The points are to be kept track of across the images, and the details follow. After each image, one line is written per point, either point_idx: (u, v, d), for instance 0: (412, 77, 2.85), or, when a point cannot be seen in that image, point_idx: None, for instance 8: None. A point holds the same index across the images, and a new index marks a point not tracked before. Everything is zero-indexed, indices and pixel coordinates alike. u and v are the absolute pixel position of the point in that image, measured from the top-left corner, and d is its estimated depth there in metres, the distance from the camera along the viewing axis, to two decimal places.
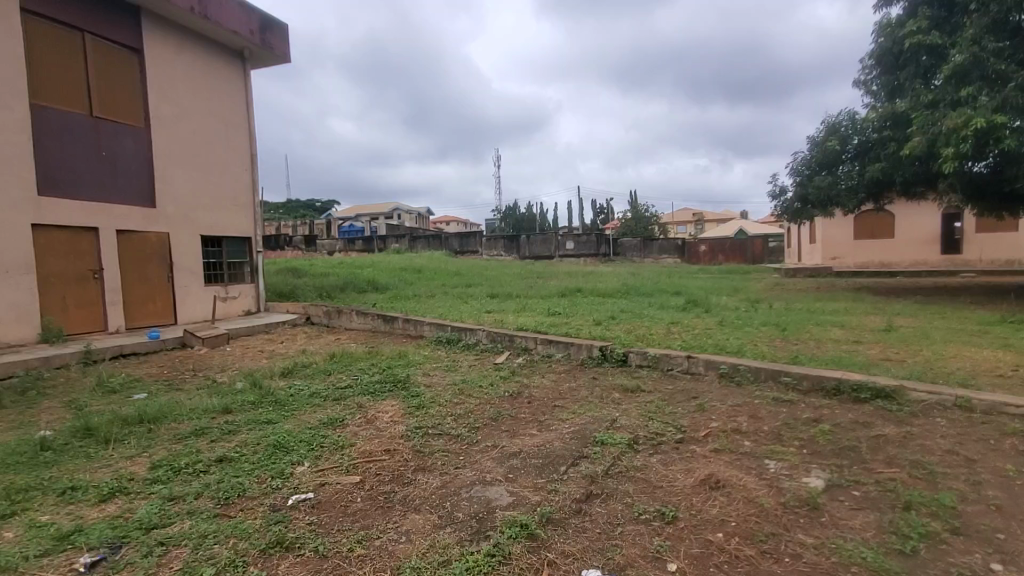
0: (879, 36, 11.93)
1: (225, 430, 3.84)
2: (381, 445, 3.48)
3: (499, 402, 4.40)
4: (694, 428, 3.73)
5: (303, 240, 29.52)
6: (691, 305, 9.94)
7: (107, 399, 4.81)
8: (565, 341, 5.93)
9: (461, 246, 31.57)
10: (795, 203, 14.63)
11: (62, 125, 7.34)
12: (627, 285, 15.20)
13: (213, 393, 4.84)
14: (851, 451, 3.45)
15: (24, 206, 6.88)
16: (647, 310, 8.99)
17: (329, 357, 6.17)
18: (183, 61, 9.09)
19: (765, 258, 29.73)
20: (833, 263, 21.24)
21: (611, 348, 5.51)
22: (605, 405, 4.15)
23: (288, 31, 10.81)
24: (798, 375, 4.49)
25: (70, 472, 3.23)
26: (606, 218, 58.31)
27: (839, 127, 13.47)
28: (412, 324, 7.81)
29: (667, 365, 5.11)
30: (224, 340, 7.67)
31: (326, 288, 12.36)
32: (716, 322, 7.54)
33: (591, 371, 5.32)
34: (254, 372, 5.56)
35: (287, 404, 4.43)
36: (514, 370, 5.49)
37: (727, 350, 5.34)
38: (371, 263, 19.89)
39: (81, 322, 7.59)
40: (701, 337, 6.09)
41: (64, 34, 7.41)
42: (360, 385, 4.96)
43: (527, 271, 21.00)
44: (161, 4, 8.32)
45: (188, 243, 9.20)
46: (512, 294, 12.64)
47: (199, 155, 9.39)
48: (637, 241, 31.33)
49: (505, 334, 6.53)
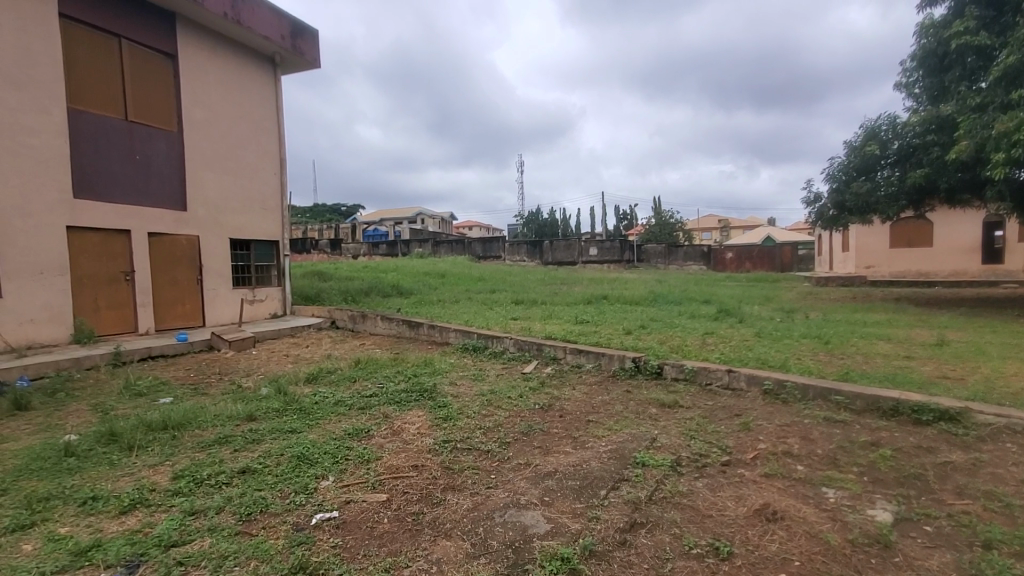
0: (921, 38, 11.40)
1: (249, 439, 3.74)
2: (409, 459, 3.32)
3: (530, 415, 4.21)
4: (740, 449, 3.48)
5: (328, 243, 29.92)
6: (724, 314, 9.59)
7: (133, 403, 4.78)
8: (596, 351, 5.70)
9: (484, 251, 31.63)
10: (830, 211, 14.05)
11: (98, 129, 7.45)
12: (655, 293, 14.88)
13: (238, 399, 4.75)
14: (916, 479, 3.15)
15: (60, 209, 6.99)
16: (677, 319, 8.70)
17: (354, 363, 6.06)
18: (216, 66, 9.20)
19: (795, 266, 28.91)
20: (867, 272, 20.47)
21: (645, 359, 5.27)
22: (643, 421, 3.92)
23: (318, 37, 10.90)
24: (851, 393, 4.19)
25: (92, 481, 3.15)
26: (630, 224, 57.69)
27: (878, 131, 12.75)
28: (438, 331, 7.69)
29: (706, 379, 4.84)
30: (250, 343, 7.66)
31: (351, 292, 12.35)
32: (753, 333, 7.22)
33: (624, 383, 5.08)
34: (279, 378, 5.47)
35: (311, 412, 4.31)
36: (543, 381, 5.28)
37: (770, 364, 5.04)
38: (395, 267, 19.95)
39: (112, 323, 7.66)
40: (739, 350, 5.80)
41: (101, 39, 7.54)
42: (385, 393, 4.82)
43: (550, 277, 20.79)
44: (195, 10, 8.43)
45: (217, 246, 9.26)
46: (536, 301, 12.44)
47: (229, 159, 9.46)
48: (662, 248, 30.73)
49: (533, 343, 6.34)
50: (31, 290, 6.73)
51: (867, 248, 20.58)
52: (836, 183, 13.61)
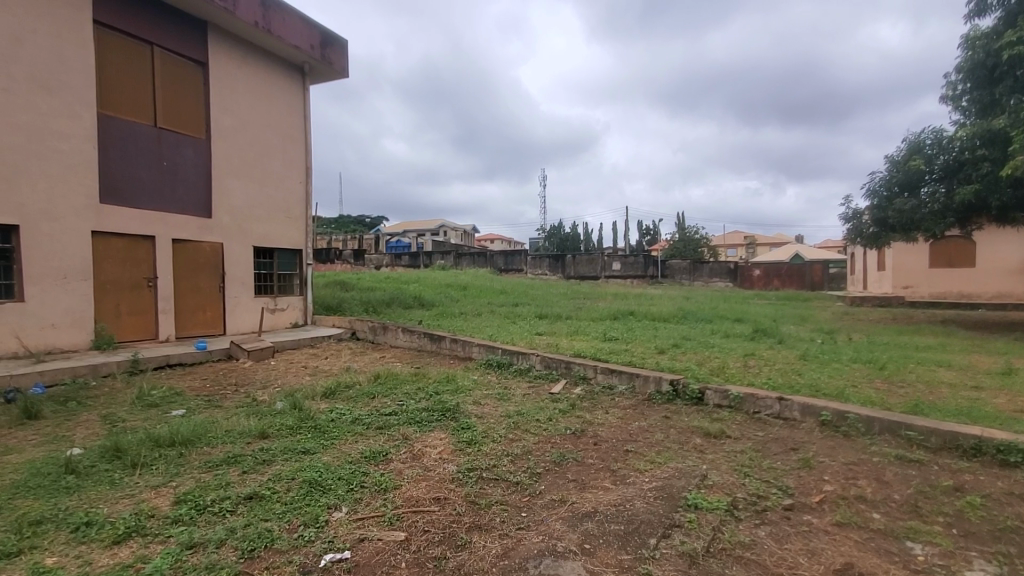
0: (967, 49, 10.85)
1: (260, 460, 3.47)
2: (430, 491, 2.99)
3: (562, 441, 3.85)
4: (803, 490, 3.08)
5: (351, 253, 30.17)
6: (760, 334, 9.08)
7: (144, 415, 4.58)
8: (630, 371, 5.32)
9: (506, 264, 31.47)
10: (870, 228, 13.40)
11: (126, 135, 7.44)
12: (683, 309, 14.37)
13: (252, 414, 4.50)
14: (1016, 534, 2.70)
15: (86, 213, 6.95)
16: (711, 338, 8.23)
17: (373, 378, 5.78)
18: (245, 74, 9.21)
19: (825, 285, 27.93)
20: (904, 293, 19.55)
21: (684, 383, 4.87)
22: (688, 454, 3.53)
23: (347, 47, 10.88)
24: (924, 429, 3.74)
25: (91, 502, 2.92)
26: (653, 240, 56.92)
27: (923, 145, 12.13)
28: (460, 345, 7.39)
29: (754, 408, 4.42)
30: (269, 353, 7.48)
31: (373, 303, 12.17)
32: (796, 356, 6.73)
33: (661, 408, 4.69)
34: (296, 392, 5.22)
35: (327, 432, 4.03)
36: (574, 403, 4.92)
37: (826, 393, 4.60)
38: (417, 278, 19.82)
39: (133, 329, 7.57)
40: (787, 375, 5.35)
41: (133, 46, 7.57)
42: (406, 412, 4.53)
43: (573, 291, 20.44)
44: (226, 18, 8.45)
45: (241, 253, 9.16)
46: (561, 315, 12.07)
47: (256, 167, 9.42)
48: (687, 264, 29.93)
49: (560, 360, 5.98)
50: (53, 295, 6.66)
51: (904, 268, 19.68)
52: (877, 199, 12.96)
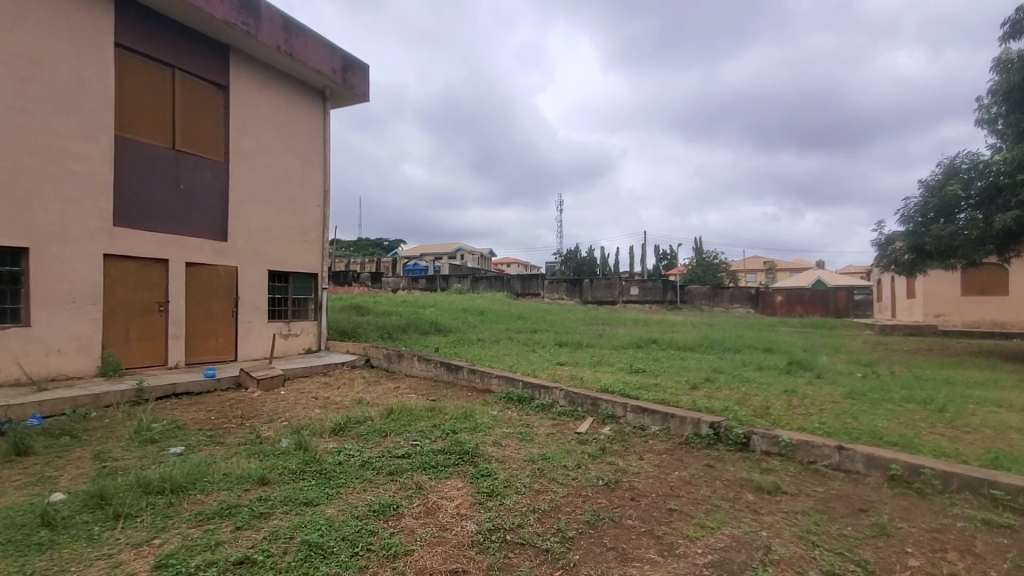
0: (1003, 72, 10.36)
1: (257, 512, 3.11)
2: (446, 560, 2.58)
3: (594, 495, 3.41)
4: (883, 566, 2.61)
5: (368, 276, 30.25)
6: (795, 367, 8.52)
7: (140, 454, 4.26)
8: (663, 411, 4.86)
9: (523, 288, 31.18)
10: (905, 255, 12.78)
11: (143, 157, 7.34)
12: (708, 338, 13.82)
13: (253, 455, 4.15)
14: None
15: (98, 236, 6.81)
16: (744, 372, 7.70)
17: (386, 413, 5.39)
18: (266, 98, 9.16)
19: (850, 312, 26.93)
20: (936, 321, 18.68)
21: (726, 426, 4.40)
22: (741, 516, 3.08)
23: (368, 72, 10.83)
24: (1012, 488, 3.23)
25: (62, 564, 2.57)
26: (670, 264, 56.11)
27: (959, 169, 11.57)
28: (478, 376, 7.01)
29: (808, 457, 3.94)
30: (279, 382, 7.18)
31: (388, 328, 11.87)
32: (842, 394, 6.18)
33: (701, 455, 4.22)
34: (303, 428, 4.86)
35: (333, 478, 3.65)
36: (603, 445, 4.48)
37: (889, 441, 4.10)
38: (434, 302, 19.58)
39: (142, 355, 7.34)
40: (839, 418, 4.83)
41: (154, 69, 7.54)
42: (419, 454, 4.13)
43: (592, 317, 20.00)
44: (248, 42, 8.43)
45: (255, 277, 8.96)
46: (581, 343, 11.60)
47: (273, 189, 9.29)
48: (707, 289, 29.23)
49: (586, 396, 5.54)
50: (61, 319, 6.47)
51: (935, 295, 18.84)
52: (912, 225, 12.38)
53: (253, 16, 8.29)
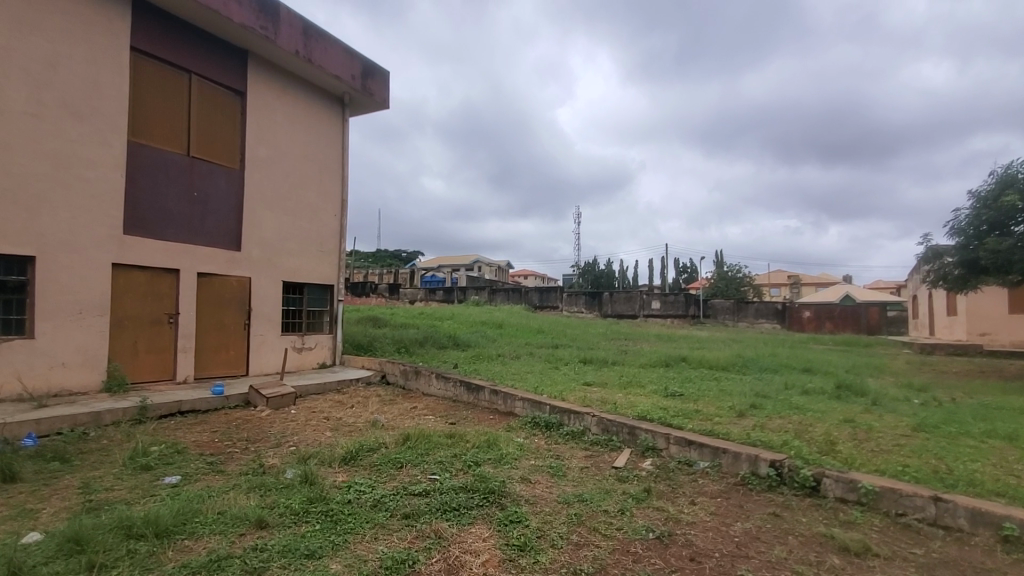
0: None
1: (250, 567, 2.64)
2: None
3: (646, 553, 2.88)
4: None
5: (386, 287, 30.01)
6: (844, 392, 7.82)
7: (131, 483, 3.85)
8: (713, 445, 4.29)
9: (541, 300, 30.67)
10: (956, 270, 11.93)
11: (157, 164, 7.09)
12: (741, 356, 13.09)
13: (253, 489, 3.70)
14: None
15: (108, 245, 6.53)
16: (790, 397, 7.03)
17: (401, 439, 4.90)
18: (284, 104, 8.91)
19: (883, 329, 25.75)
20: (981, 340, 17.67)
21: (790, 465, 3.84)
22: None
23: (388, 79, 10.55)
24: None
25: None
26: (691, 278, 54.87)
27: (1015, 179, 10.73)
28: (501, 398, 6.51)
29: (896, 508, 3.39)
30: (291, 400, 6.78)
31: (406, 342, 11.46)
32: (910, 426, 5.51)
33: (764, 500, 3.65)
34: (311, 457, 4.41)
35: (341, 522, 3.17)
36: (647, 484, 3.93)
37: (990, 490, 3.48)
38: (452, 315, 19.17)
39: (150, 369, 7.02)
40: (919, 460, 4.21)
41: (171, 74, 7.33)
42: (438, 493, 3.64)
43: (614, 331, 19.38)
44: (266, 46, 8.19)
45: (269, 288, 8.63)
46: (607, 360, 11.00)
47: (289, 198, 8.99)
48: (731, 303, 28.29)
49: (622, 425, 4.99)
50: (66, 332, 6.17)
51: (979, 313, 17.84)
52: (963, 238, 11.55)
53: (271, 20, 8.05)
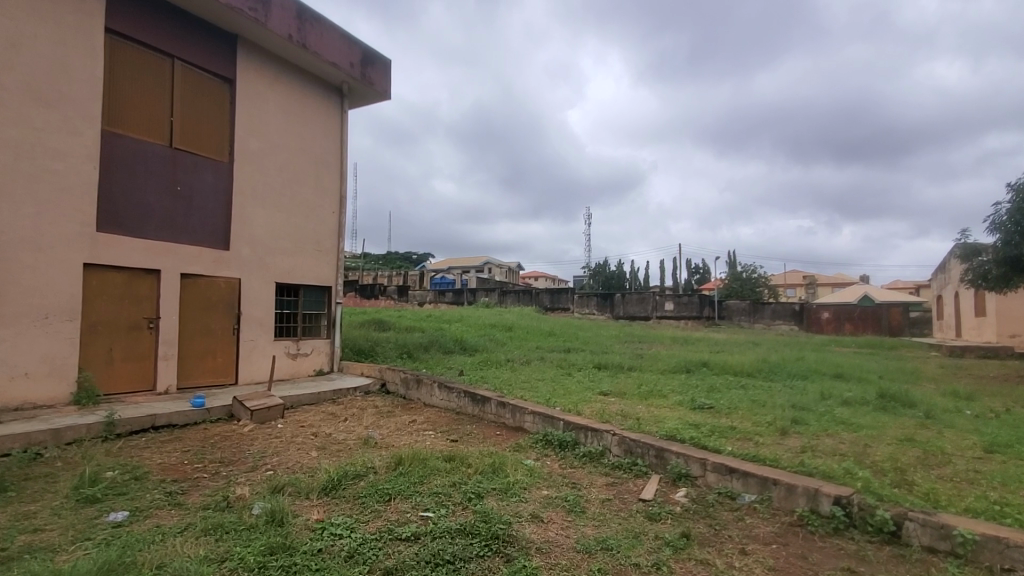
0: None
1: None
2: None
3: None
4: None
5: (395, 290, 29.57)
6: (888, 403, 7.01)
7: (65, 523, 3.23)
8: (761, 475, 3.59)
9: (552, 301, 30.07)
10: (999, 268, 10.92)
11: (135, 155, 6.53)
12: (764, 360, 12.27)
13: (207, 533, 3.05)
14: None
15: (79, 243, 5.97)
16: (831, 410, 6.26)
17: (393, 462, 4.23)
18: (277, 93, 8.35)
19: (906, 330, 24.65)
20: (1011, 342, 16.74)
21: (860, 503, 3.14)
22: None
23: (390, 67, 9.95)
24: None
25: None
26: (704, 278, 53.66)
27: None
28: (508, 410, 5.85)
29: (1003, 563, 2.67)
30: (278, 413, 6.16)
31: (409, 346, 10.84)
32: (980, 445, 4.75)
33: (829, 549, 2.96)
34: (285, 487, 3.77)
35: None
36: (684, 525, 3.23)
37: None
38: (460, 317, 18.52)
39: (127, 378, 6.45)
40: (1012, 494, 3.46)
41: (151, 59, 6.77)
42: (429, 539, 2.96)
43: (628, 334, 18.62)
44: (257, 31, 7.63)
45: (260, 290, 8.05)
46: (623, 365, 10.26)
47: (284, 194, 8.41)
48: (747, 304, 27.21)
49: (648, 447, 4.29)
50: (30, 339, 5.63)
51: (1010, 313, 16.89)
52: (1004, 234, 10.40)
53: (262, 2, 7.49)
